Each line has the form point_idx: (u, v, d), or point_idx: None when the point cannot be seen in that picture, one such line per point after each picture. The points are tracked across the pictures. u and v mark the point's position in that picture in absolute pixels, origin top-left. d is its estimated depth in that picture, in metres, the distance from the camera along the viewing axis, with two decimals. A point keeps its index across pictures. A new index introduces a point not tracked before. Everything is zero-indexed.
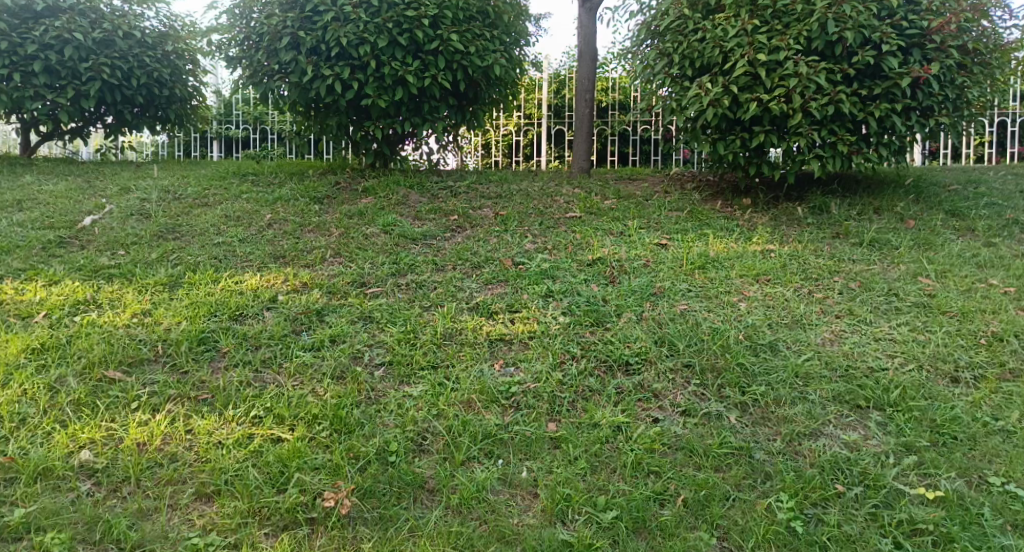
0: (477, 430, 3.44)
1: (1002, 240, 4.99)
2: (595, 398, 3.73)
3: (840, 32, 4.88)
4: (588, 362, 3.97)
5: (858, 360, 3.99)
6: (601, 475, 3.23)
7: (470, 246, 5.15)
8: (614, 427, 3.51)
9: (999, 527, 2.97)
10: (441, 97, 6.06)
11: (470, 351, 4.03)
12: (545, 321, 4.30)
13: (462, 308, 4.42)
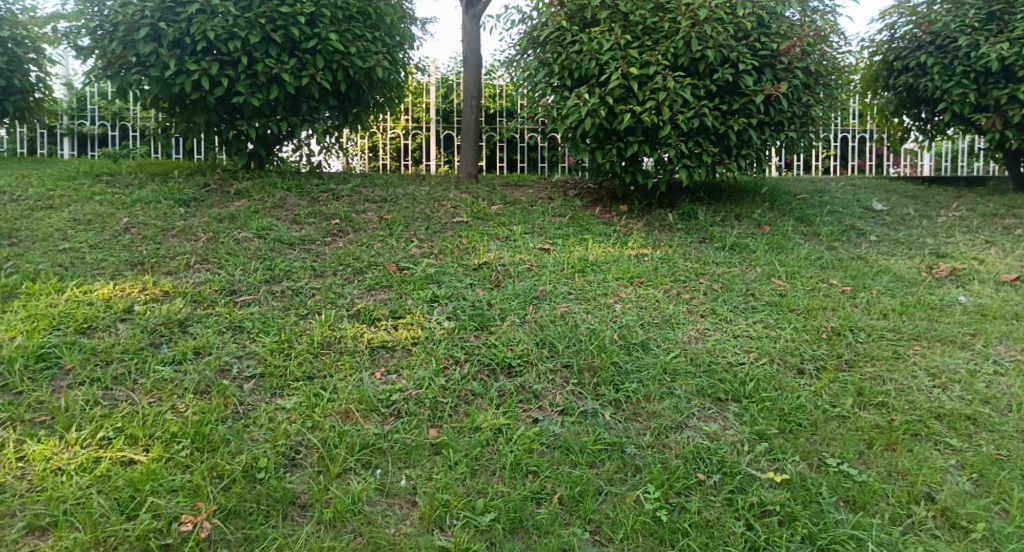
0: (354, 441, 3.17)
1: (841, 244, 5.58)
2: (477, 402, 3.49)
3: (703, 50, 5.17)
4: (471, 366, 3.71)
5: (719, 356, 3.97)
6: (480, 478, 3.05)
7: (352, 251, 4.83)
8: (495, 429, 3.31)
9: (834, 505, 3.01)
10: (321, 97, 5.95)
11: (350, 360, 3.68)
12: (428, 327, 3.98)
13: (342, 315, 4.05)
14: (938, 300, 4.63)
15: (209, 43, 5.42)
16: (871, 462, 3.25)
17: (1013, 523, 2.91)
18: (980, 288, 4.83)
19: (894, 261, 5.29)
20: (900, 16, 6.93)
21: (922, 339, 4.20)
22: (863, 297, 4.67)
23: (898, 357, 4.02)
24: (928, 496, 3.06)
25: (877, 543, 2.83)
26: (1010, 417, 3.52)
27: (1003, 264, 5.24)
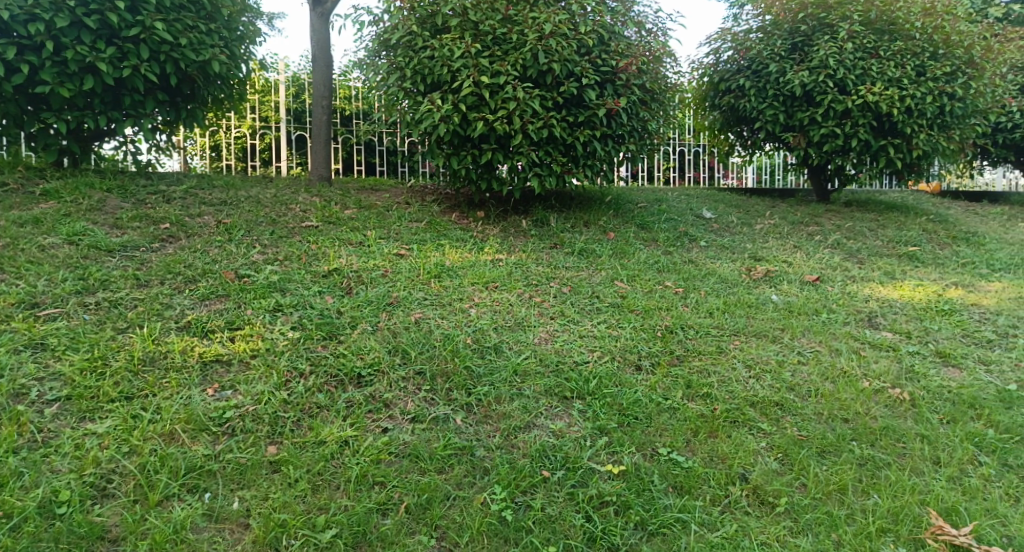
0: (178, 465, 3.01)
1: (676, 249, 5.99)
2: (322, 414, 3.42)
3: (549, 63, 5.35)
4: (317, 378, 3.62)
5: (566, 356, 4.13)
6: (322, 494, 3.00)
7: (184, 258, 4.56)
8: (340, 442, 3.26)
9: (663, 491, 3.23)
10: (147, 90, 5.57)
11: (177, 377, 3.47)
12: (270, 338, 3.84)
13: (168, 328, 3.82)
14: (754, 299, 5.09)
15: (4, 24, 4.94)
16: (696, 448, 3.52)
17: (810, 496, 3.27)
18: (788, 288, 5.37)
19: (719, 264, 5.75)
20: (724, 42, 7.56)
21: (740, 334, 4.60)
22: (693, 297, 5.04)
23: (721, 351, 4.37)
24: (742, 477, 3.36)
25: (699, 524, 3.08)
26: (810, 401, 3.94)
27: (807, 265, 5.86)
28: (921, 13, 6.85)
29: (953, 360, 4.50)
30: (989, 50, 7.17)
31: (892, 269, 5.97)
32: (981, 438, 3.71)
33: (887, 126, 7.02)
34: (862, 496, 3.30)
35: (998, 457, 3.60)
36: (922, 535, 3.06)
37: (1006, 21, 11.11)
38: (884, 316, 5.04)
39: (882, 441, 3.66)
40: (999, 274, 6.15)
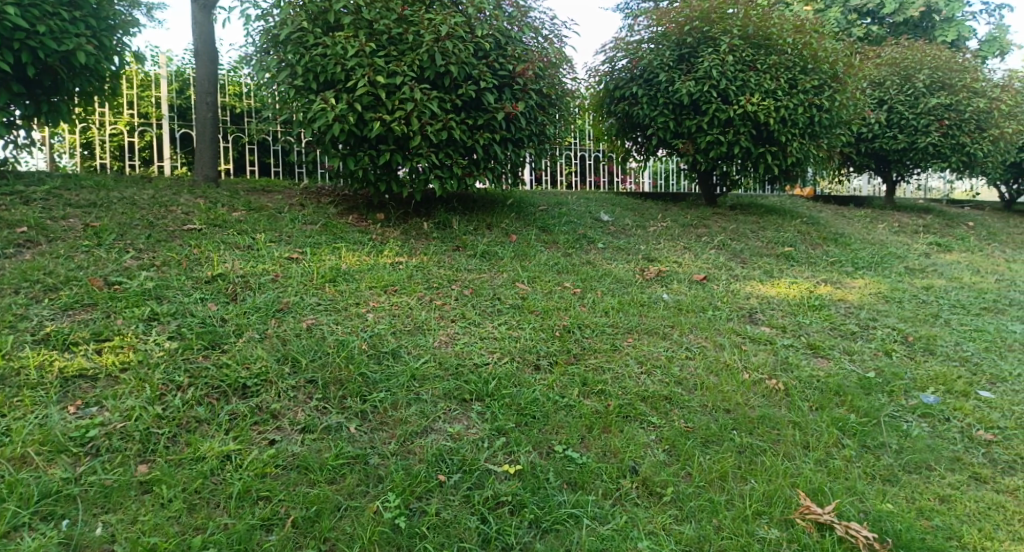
0: (31, 491, 2.83)
1: (575, 251, 6.09)
2: (202, 428, 3.27)
3: (447, 65, 5.32)
4: (196, 390, 3.45)
5: (466, 358, 4.12)
6: (200, 512, 2.87)
7: (46, 264, 4.24)
8: (222, 457, 3.12)
9: (558, 488, 3.30)
10: (2, 81, 5.17)
11: (32, 395, 3.25)
12: (143, 349, 3.63)
13: (24, 341, 3.56)
14: (646, 298, 5.25)
15: None
16: (591, 444, 3.61)
17: (694, 484, 3.42)
18: (677, 287, 5.57)
19: (615, 265, 5.90)
20: (618, 51, 7.77)
21: (633, 332, 4.74)
22: (590, 297, 5.14)
23: (615, 349, 4.49)
24: (632, 470, 3.48)
25: (591, 518, 3.16)
26: (696, 394, 4.12)
27: (695, 265, 6.11)
28: (792, 29, 7.31)
29: (822, 351, 4.81)
30: (853, 66, 7.71)
31: (771, 268, 6.32)
32: (845, 422, 3.98)
33: (765, 134, 7.42)
34: (741, 482, 3.49)
35: (859, 440, 3.88)
36: (792, 516, 3.26)
37: (867, 41, 12.09)
38: (763, 312, 5.31)
39: (760, 429, 3.86)
40: (864, 272, 6.63)
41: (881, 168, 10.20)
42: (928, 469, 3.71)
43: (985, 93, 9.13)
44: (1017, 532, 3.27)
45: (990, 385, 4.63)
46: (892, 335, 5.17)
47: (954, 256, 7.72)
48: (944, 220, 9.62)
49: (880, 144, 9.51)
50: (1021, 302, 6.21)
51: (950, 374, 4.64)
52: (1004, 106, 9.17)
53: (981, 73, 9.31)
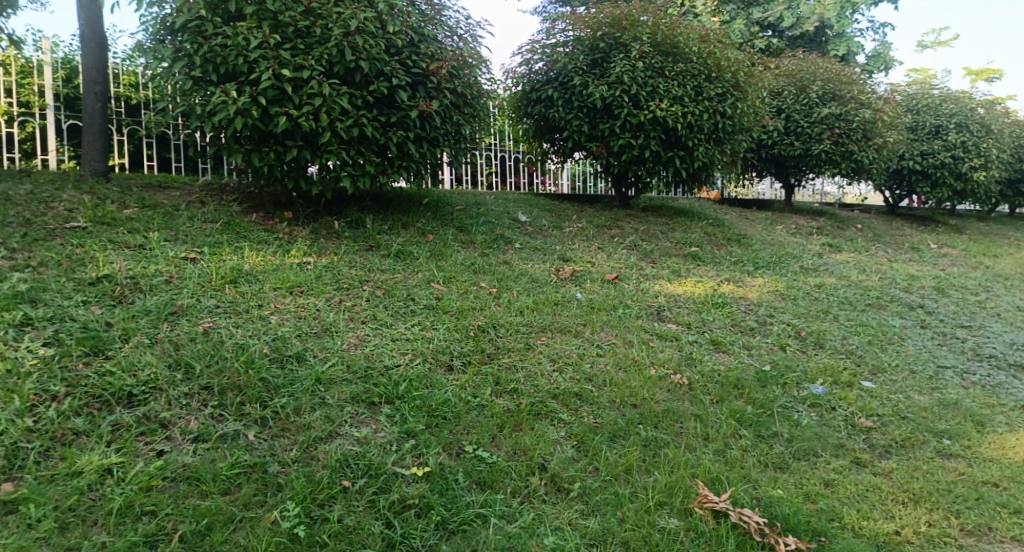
0: None
1: (492, 252, 6.06)
2: (79, 441, 3.10)
3: (356, 60, 5.19)
4: (73, 400, 3.26)
5: (375, 361, 4.03)
6: (73, 532, 2.73)
7: None
8: (101, 472, 2.96)
9: (465, 488, 3.32)
10: None
11: None
12: (13, 357, 3.39)
13: None
14: (560, 297, 5.29)
15: None
16: (501, 443, 3.65)
17: (600, 479, 3.52)
18: (590, 286, 5.64)
19: (531, 265, 5.91)
20: (535, 54, 7.81)
21: (546, 331, 4.77)
22: (505, 297, 5.13)
23: (528, 348, 4.51)
24: (541, 466, 3.55)
25: (498, 516, 3.19)
26: (605, 390, 4.22)
27: (608, 265, 6.22)
28: (697, 39, 7.58)
29: (723, 347, 4.98)
30: (753, 76, 8.05)
31: (678, 268, 6.49)
32: (742, 413, 4.15)
33: (673, 139, 7.64)
34: (645, 475, 3.61)
35: (754, 430, 4.05)
36: (691, 505, 3.38)
37: (767, 53, 12.75)
38: (670, 310, 5.46)
39: (664, 422, 4.01)
40: (763, 271, 6.92)
41: (780, 175, 10.64)
42: (816, 456, 3.92)
43: (871, 104, 9.72)
44: (891, 512, 3.48)
45: (872, 376, 4.92)
46: (787, 331, 5.41)
47: (843, 256, 8.18)
48: (835, 223, 10.16)
49: (779, 150, 9.92)
50: (901, 299, 6.62)
51: (837, 366, 4.90)
52: (887, 116, 9.79)
53: (868, 85, 9.91)
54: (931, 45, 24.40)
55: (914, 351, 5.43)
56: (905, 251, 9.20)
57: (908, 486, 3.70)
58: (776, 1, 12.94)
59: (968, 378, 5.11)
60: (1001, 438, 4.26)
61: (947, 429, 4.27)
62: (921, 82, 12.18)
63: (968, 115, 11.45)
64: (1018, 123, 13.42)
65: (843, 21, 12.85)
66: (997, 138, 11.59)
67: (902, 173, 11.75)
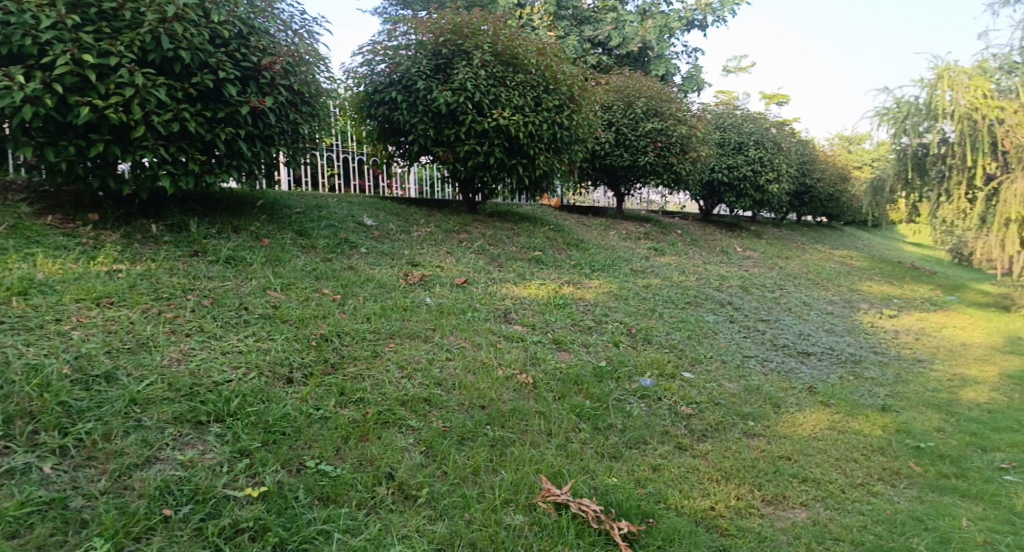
0: None
1: (335, 257, 5.80)
2: None
3: (175, 50, 4.80)
4: None
5: (203, 377, 3.71)
6: None
7: None
8: None
9: (307, 505, 3.20)
10: None
11: None
12: None
13: None
14: (408, 302, 5.16)
15: None
16: (346, 455, 3.51)
17: (448, 483, 3.48)
18: (440, 291, 5.56)
19: (378, 270, 5.73)
20: (377, 55, 7.62)
21: (395, 337, 4.63)
22: (351, 304, 4.92)
23: (375, 355, 4.35)
24: (389, 475, 3.46)
25: (343, 531, 3.12)
26: (454, 394, 4.15)
27: (457, 269, 6.17)
28: (535, 51, 7.78)
29: (564, 345, 5.08)
30: (585, 90, 8.40)
31: (524, 271, 6.58)
32: (581, 408, 4.26)
33: (516, 147, 7.75)
34: (492, 474, 3.60)
35: (592, 423, 4.17)
36: (535, 500, 3.44)
37: (598, 70, 13.34)
38: (516, 312, 5.49)
39: (510, 421, 4.01)
40: (599, 273, 7.18)
41: (612, 183, 11.05)
42: (645, 444, 4.08)
43: (686, 120, 10.49)
44: (707, 489, 3.71)
45: (691, 367, 5.22)
46: (620, 328, 5.61)
47: (667, 259, 8.67)
48: (659, 229, 10.76)
49: (610, 161, 10.34)
50: (712, 296, 7.11)
51: (663, 359, 5.16)
52: (700, 132, 10.61)
53: (682, 103, 10.70)
54: (732, 69, 26.84)
55: (725, 343, 5.82)
56: (716, 254, 9.93)
57: (721, 465, 3.94)
58: (605, 20, 13.52)
59: (766, 365, 5.55)
60: (792, 417, 4.65)
61: (752, 411, 4.61)
62: (727, 104, 13.41)
63: (763, 134, 12.69)
64: (803, 141, 15.06)
65: (662, 43, 13.67)
66: (785, 155, 12.89)
67: (713, 185, 12.66)
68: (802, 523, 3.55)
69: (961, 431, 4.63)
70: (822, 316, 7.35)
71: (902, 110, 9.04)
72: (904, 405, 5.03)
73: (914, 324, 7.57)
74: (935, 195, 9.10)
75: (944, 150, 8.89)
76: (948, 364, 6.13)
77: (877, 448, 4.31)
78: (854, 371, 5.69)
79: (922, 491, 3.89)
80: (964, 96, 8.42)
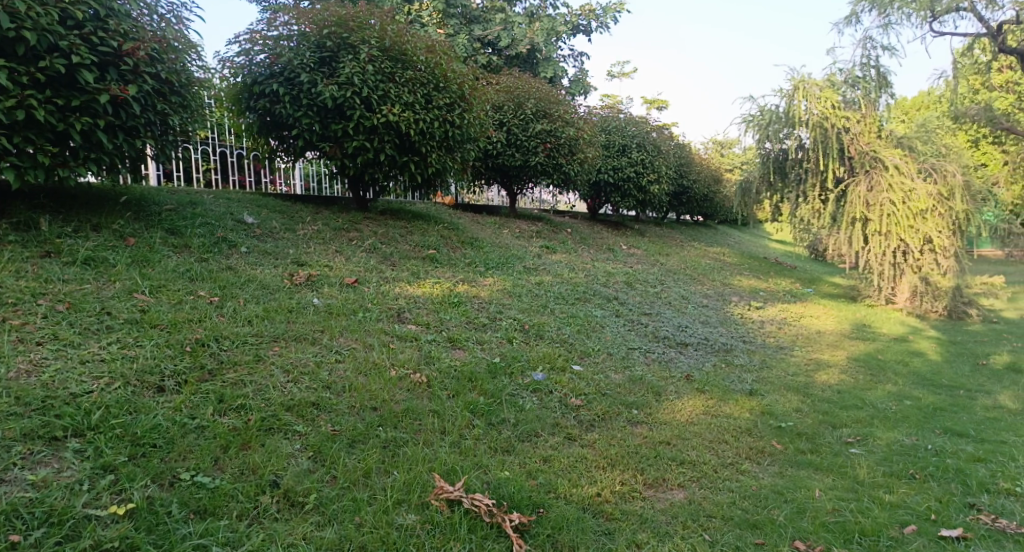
0: None
1: (212, 256, 5.49)
2: None
3: (18, 30, 4.41)
4: None
5: (58, 389, 3.45)
6: None
7: None
8: None
9: (181, 520, 3.02)
10: None
11: None
12: None
13: None
14: (295, 303, 4.95)
15: None
16: (226, 465, 3.33)
17: (337, 487, 3.36)
18: (328, 291, 5.37)
19: (260, 270, 5.47)
20: (255, 45, 7.26)
21: (279, 340, 4.42)
22: (230, 306, 4.66)
23: (259, 360, 4.14)
24: (273, 483, 3.30)
25: (222, 544, 2.96)
26: (344, 396, 4.01)
27: (346, 269, 5.98)
28: (424, 48, 7.69)
29: (459, 343, 5.03)
30: (476, 89, 8.37)
31: (417, 270, 6.47)
32: (475, 404, 4.22)
33: (407, 144, 7.62)
34: (384, 476, 3.50)
35: (486, 419, 4.15)
36: (428, 498, 3.37)
37: (488, 69, 13.36)
38: (410, 311, 5.39)
39: (403, 422, 3.92)
40: (493, 271, 7.17)
41: (505, 183, 11.08)
42: (536, 436, 4.10)
43: (573, 123, 10.71)
44: (595, 477, 3.76)
45: (580, 360, 5.31)
46: (513, 325, 5.62)
47: (559, 256, 8.80)
48: (550, 228, 10.89)
49: (502, 161, 10.35)
50: (600, 292, 7.26)
51: (553, 353, 5.21)
52: (587, 135, 10.88)
53: (569, 105, 10.91)
54: (616, 74, 27.70)
55: (612, 336, 5.95)
56: (603, 252, 10.17)
57: (608, 453, 4.01)
58: (494, 21, 13.58)
59: (649, 356, 5.73)
60: (672, 403, 4.81)
61: (636, 401, 4.73)
62: (611, 107, 13.77)
63: (645, 137, 13.18)
64: (680, 144, 15.74)
65: (550, 45, 13.89)
66: (663, 158, 13.47)
67: (601, 186, 12.96)
68: (680, 502, 3.66)
69: (815, 410, 4.94)
70: (698, 309, 7.67)
71: (765, 117, 9.40)
72: (768, 388, 5.32)
73: (777, 314, 8.06)
74: (794, 196, 9.61)
75: (801, 155, 9.36)
76: (805, 349, 6.56)
77: (744, 429, 4.52)
78: (727, 359, 5.97)
79: (783, 467, 4.09)
80: (817, 106, 9.01)
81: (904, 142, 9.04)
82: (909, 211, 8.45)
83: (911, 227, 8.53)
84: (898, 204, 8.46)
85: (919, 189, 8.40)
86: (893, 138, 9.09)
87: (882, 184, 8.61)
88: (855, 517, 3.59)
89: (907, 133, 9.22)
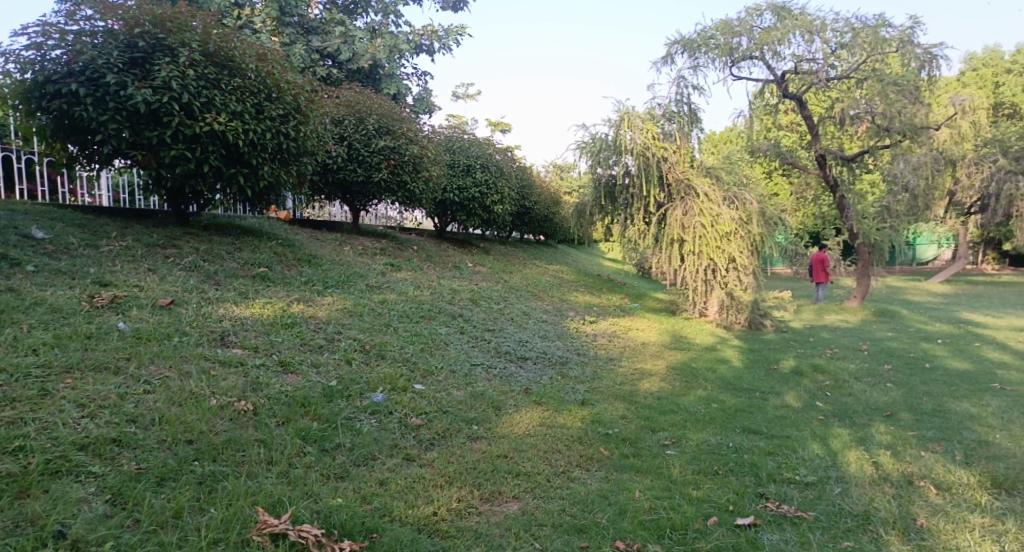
0: None
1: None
2: None
3: None
4: None
5: None
6: None
7: None
8: None
9: None
10: None
11: None
12: None
13: None
14: (94, 328, 4.41)
15: None
16: None
17: (140, 531, 3.00)
18: (137, 314, 4.85)
19: (50, 292, 4.85)
20: (49, 39, 6.50)
21: (72, 370, 3.91)
22: (10, 334, 4.07)
23: (44, 395, 3.62)
24: (58, 534, 2.90)
25: None
26: (152, 430, 3.59)
27: (161, 289, 5.45)
28: (254, 56, 7.30)
29: (291, 367, 4.71)
30: (313, 101, 8.01)
31: (245, 289, 6.04)
32: (307, 431, 3.95)
33: (235, 155, 7.12)
34: (198, 514, 3.18)
35: (318, 445, 3.89)
36: (249, 534, 3.09)
37: (327, 83, 12.95)
38: (235, 334, 4.99)
39: (223, 454, 3.58)
40: (333, 290, 6.86)
41: (347, 199, 10.70)
42: (373, 460, 3.90)
43: (418, 141, 10.57)
44: (431, 497, 3.62)
45: (423, 379, 5.15)
46: (353, 345, 5.37)
47: (404, 275, 8.58)
48: (395, 245, 10.63)
49: (343, 176, 10.00)
50: (445, 310, 7.16)
51: (395, 374, 5.01)
52: (432, 153, 10.76)
53: (413, 123, 10.77)
54: (462, 95, 28.01)
55: (455, 354, 5.85)
56: (448, 269, 10.09)
57: (445, 471, 3.89)
58: (333, 33, 13.16)
59: (490, 372, 5.68)
60: (511, 418, 4.78)
61: (477, 417, 4.65)
62: (456, 127, 13.79)
63: (489, 159, 13.34)
64: (522, 166, 16.08)
65: (392, 62, 13.71)
66: (506, 179, 13.71)
67: (446, 204, 12.88)
68: (514, 515, 3.60)
69: (638, 416, 5.11)
70: (538, 324, 7.78)
71: (596, 144, 9.85)
72: (597, 398, 5.45)
73: (607, 327, 8.37)
74: (623, 218, 10.12)
75: (628, 181, 9.91)
76: (630, 360, 6.82)
77: (575, 438, 4.58)
78: (562, 372, 6.05)
79: (609, 472, 4.17)
80: (640, 137, 9.52)
81: (711, 171, 9.67)
82: (717, 234, 9.08)
83: (719, 248, 9.16)
84: (707, 227, 9.07)
85: (724, 214, 9.07)
86: (703, 167, 9.74)
87: (695, 209, 9.22)
88: (668, 514, 3.71)
89: (714, 164, 9.90)
